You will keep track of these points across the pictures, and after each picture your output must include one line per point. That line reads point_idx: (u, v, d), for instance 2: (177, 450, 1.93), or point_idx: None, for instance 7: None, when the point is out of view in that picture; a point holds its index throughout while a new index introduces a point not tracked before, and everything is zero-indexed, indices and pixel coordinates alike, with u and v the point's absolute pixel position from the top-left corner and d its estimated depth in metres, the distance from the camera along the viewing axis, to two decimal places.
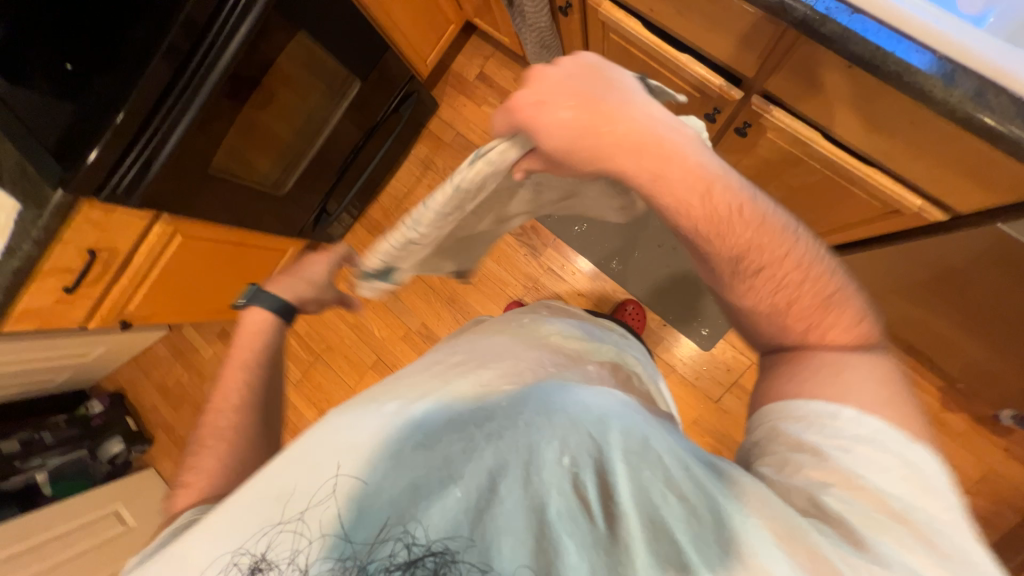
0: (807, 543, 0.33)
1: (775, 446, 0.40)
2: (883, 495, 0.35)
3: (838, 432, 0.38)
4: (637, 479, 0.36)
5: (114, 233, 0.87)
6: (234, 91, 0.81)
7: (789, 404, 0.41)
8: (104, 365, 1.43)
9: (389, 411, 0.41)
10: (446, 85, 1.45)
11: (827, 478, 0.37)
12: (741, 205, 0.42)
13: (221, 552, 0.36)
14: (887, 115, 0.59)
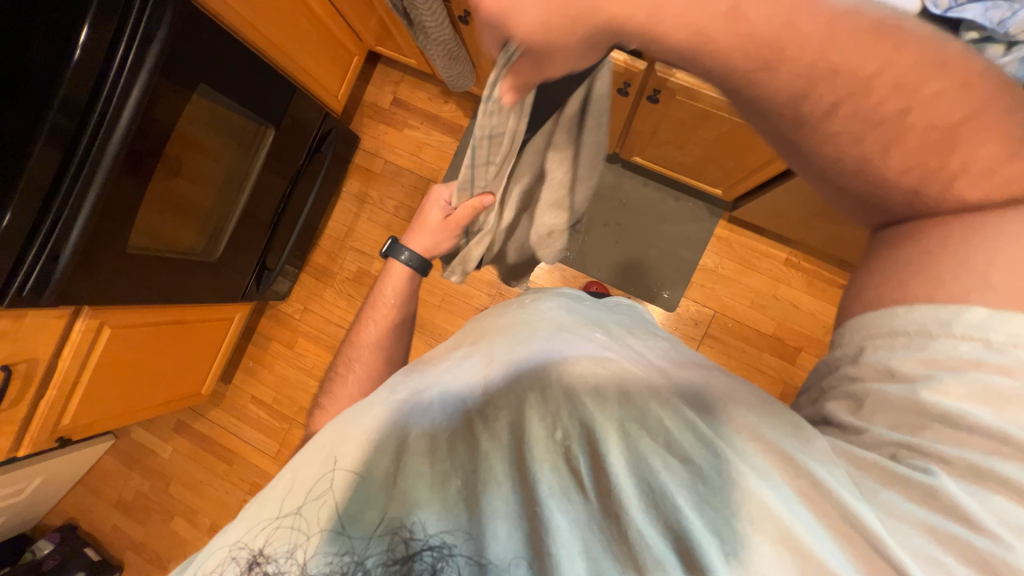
0: (816, 488, 0.32)
1: (861, 380, 0.37)
2: (1005, 437, 0.30)
3: (949, 350, 0.33)
4: (633, 446, 0.34)
5: (29, 341, 0.78)
6: (135, 167, 0.74)
7: (886, 317, 0.37)
8: (47, 497, 1.26)
9: (396, 403, 0.38)
10: (363, 117, 1.44)
11: (916, 419, 0.33)
12: (791, 20, 0.35)
13: (221, 544, 0.34)
14: None
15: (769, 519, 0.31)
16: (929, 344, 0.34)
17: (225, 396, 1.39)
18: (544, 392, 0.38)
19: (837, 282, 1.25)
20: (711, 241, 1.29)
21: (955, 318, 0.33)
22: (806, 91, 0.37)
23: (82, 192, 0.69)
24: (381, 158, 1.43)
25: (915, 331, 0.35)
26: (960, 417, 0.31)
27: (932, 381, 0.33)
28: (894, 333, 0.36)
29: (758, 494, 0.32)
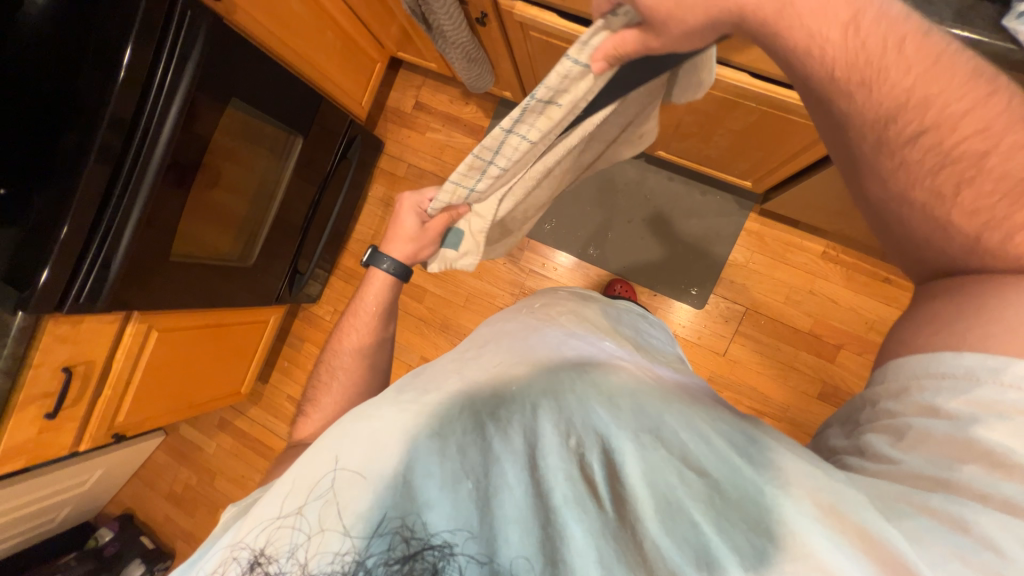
0: (857, 524, 0.30)
1: (902, 414, 0.38)
2: None
3: (993, 397, 0.34)
4: (649, 456, 0.34)
5: (86, 344, 0.84)
6: (180, 178, 0.80)
7: (932, 356, 0.39)
8: (106, 488, 1.36)
9: (406, 403, 0.37)
10: (387, 123, 1.47)
11: (960, 453, 0.33)
12: (904, 40, 0.37)
13: (226, 542, 0.36)
14: None
15: (788, 533, 0.31)
16: (975, 387, 0.35)
17: (263, 395, 1.46)
18: (559, 398, 0.37)
19: (880, 275, 1.18)
20: (741, 235, 1.25)
21: (1005, 368, 0.34)
22: (895, 111, 0.39)
23: (130, 202, 0.74)
24: (405, 162, 1.46)
25: (961, 374, 0.36)
26: (1006, 456, 0.32)
27: (980, 421, 0.33)
28: (936, 375, 0.37)
29: (779, 511, 0.31)
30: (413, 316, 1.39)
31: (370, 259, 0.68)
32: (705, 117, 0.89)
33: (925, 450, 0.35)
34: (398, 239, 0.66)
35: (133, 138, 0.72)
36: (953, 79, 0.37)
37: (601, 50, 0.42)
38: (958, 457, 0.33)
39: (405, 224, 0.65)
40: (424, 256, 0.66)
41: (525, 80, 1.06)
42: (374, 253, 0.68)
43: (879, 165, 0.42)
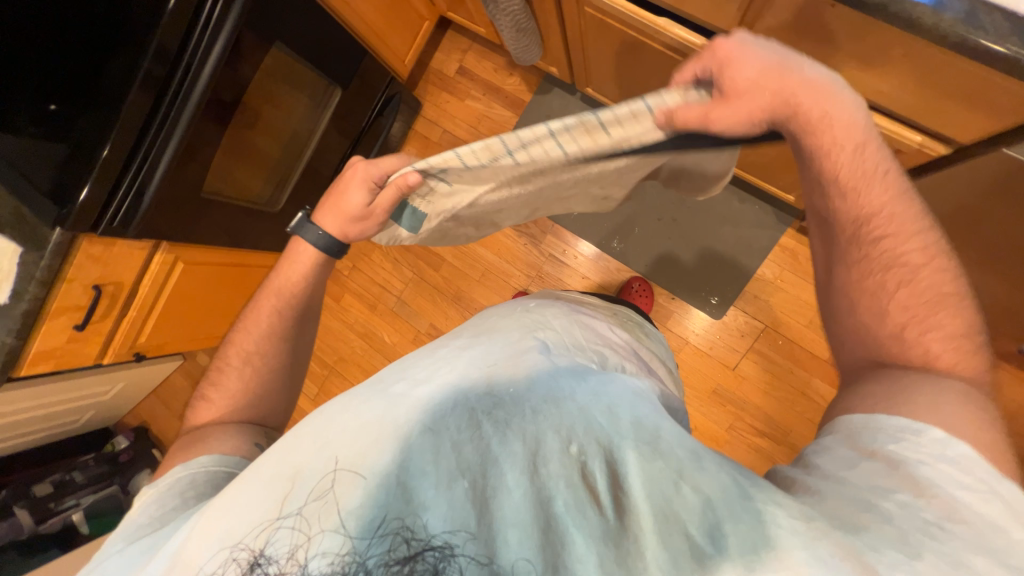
0: (862, 558, 0.30)
1: (844, 448, 0.40)
2: (956, 506, 0.34)
3: (919, 449, 0.38)
4: (648, 469, 0.35)
5: (116, 266, 0.87)
6: (219, 116, 0.80)
7: (875, 417, 0.41)
8: (124, 401, 1.44)
9: (395, 393, 0.38)
10: (427, 84, 1.43)
11: (894, 481, 0.36)
12: (885, 172, 0.47)
13: (220, 546, 0.34)
14: (877, 49, 0.55)
15: (772, 549, 0.31)
16: (907, 438, 0.39)
17: None
18: (557, 403, 0.38)
19: None
20: (774, 250, 1.20)
21: (926, 430, 0.39)
22: (871, 216, 0.48)
23: (168, 134, 0.75)
24: (440, 127, 1.43)
25: (895, 429, 0.40)
26: (927, 485, 0.35)
27: (908, 461, 0.37)
28: (874, 427, 0.41)
29: (768, 530, 0.32)
30: (428, 283, 1.41)
31: (298, 224, 0.62)
32: None
33: (864, 475, 0.37)
34: (336, 210, 0.59)
35: (177, 70, 0.73)
36: (903, 216, 0.48)
37: (671, 107, 0.43)
38: (897, 484, 0.36)
39: (348, 197, 0.57)
40: (360, 238, 0.61)
41: (574, 58, 1.02)
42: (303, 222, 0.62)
43: (849, 253, 0.49)
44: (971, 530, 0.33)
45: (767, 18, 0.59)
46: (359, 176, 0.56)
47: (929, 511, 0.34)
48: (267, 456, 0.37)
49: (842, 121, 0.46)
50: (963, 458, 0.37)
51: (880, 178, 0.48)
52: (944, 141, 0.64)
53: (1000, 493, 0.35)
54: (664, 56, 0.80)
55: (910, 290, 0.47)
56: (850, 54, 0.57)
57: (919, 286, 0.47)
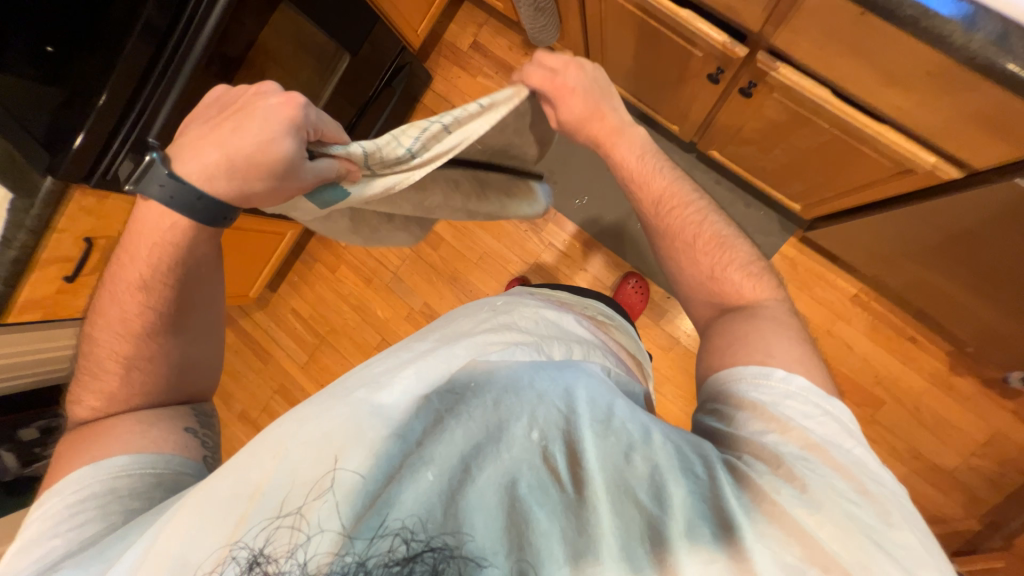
0: (798, 526, 0.34)
1: (749, 405, 0.41)
2: (847, 467, 0.37)
3: (811, 409, 0.40)
4: (603, 446, 0.36)
5: (110, 220, 0.85)
6: (223, 73, 0.78)
7: (769, 370, 0.43)
8: None
9: (357, 399, 0.37)
10: (439, 57, 1.39)
11: (796, 445, 0.38)
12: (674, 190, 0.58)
13: (217, 545, 0.32)
14: (900, 65, 0.53)
15: (736, 529, 0.34)
16: (761, 383, 0.42)
17: (269, 303, 1.50)
18: (517, 391, 0.38)
19: (907, 333, 1.14)
20: (774, 257, 1.19)
21: (771, 371, 0.43)
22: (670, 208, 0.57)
23: (165, 92, 0.72)
24: (449, 103, 1.38)
25: (797, 388, 0.41)
26: (825, 447, 0.38)
27: (805, 422, 0.39)
28: (775, 381, 0.42)
29: (727, 506, 0.34)
30: (425, 262, 1.40)
31: (140, 178, 0.45)
32: (769, 128, 0.81)
33: (766, 443, 0.38)
34: (227, 161, 0.43)
35: (180, 20, 0.70)
36: (678, 190, 0.58)
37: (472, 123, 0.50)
38: (765, 427, 0.39)
39: (255, 145, 0.42)
40: (257, 201, 0.46)
41: (591, 44, 0.98)
42: (148, 170, 0.44)
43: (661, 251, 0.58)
44: (823, 454, 0.37)
45: (794, 21, 0.57)
46: (277, 118, 0.43)
47: (786, 445, 0.38)
48: (225, 475, 0.35)
49: (627, 146, 0.58)
50: (804, 390, 0.41)
51: (645, 164, 0.58)
52: (957, 164, 0.63)
53: (833, 413, 0.40)
54: (684, 50, 0.77)
55: (704, 240, 0.55)
56: (873, 66, 0.56)
57: (704, 237, 0.55)
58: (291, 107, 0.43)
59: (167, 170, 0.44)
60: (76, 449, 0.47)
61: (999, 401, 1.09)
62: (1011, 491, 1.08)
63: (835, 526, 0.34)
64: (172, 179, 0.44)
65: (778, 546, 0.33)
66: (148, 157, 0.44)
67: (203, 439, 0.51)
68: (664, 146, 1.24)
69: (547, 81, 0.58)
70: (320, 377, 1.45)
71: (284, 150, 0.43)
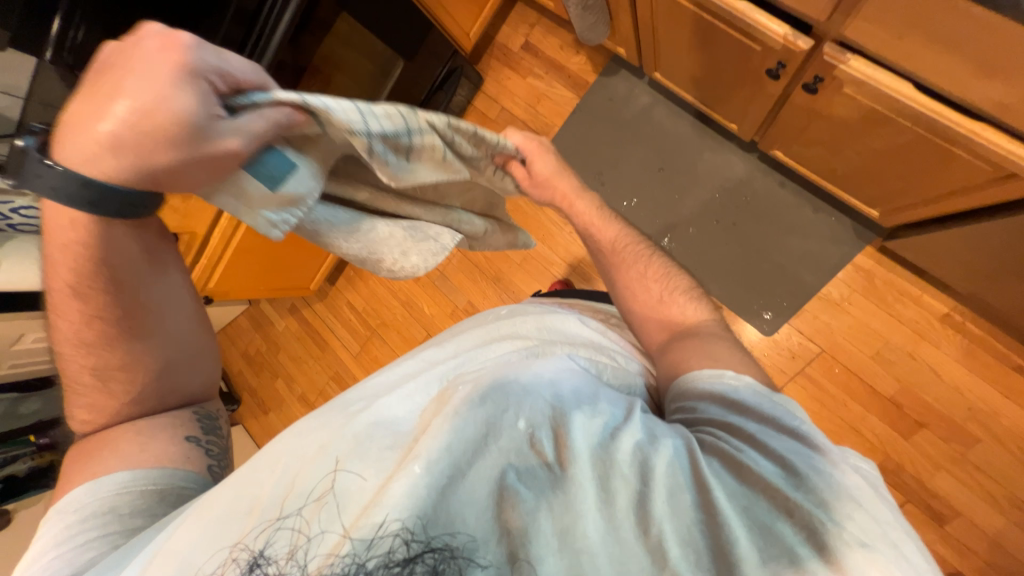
0: (762, 480, 0.35)
1: (695, 396, 0.43)
2: (803, 431, 0.38)
3: (756, 393, 0.41)
4: (588, 430, 0.37)
5: (192, 219, 0.98)
6: (293, 80, 0.84)
7: (699, 368, 0.45)
8: None
9: (354, 409, 0.40)
10: (491, 59, 1.40)
11: (748, 419, 0.39)
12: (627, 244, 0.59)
13: (221, 547, 0.35)
14: (999, 55, 0.45)
15: (722, 517, 0.33)
16: (714, 380, 0.43)
17: (327, 295, 1.61)
18: (504, 386, 0.38)
19: (1011, 361, 0.98)
20: (846, 268, 1.07)
21: (722, 371, 0.43)
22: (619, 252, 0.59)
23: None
24: (499, 105, 1.39)
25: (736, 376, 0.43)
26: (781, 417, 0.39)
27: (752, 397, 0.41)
28: (716, 372, 0.43)
29: (714, 494, 0.34)
30: (470, 261, 1.43)
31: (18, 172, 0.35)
32: (840, 127, 0.73)
33: (719, 420, 0.40)
34: (116, 133, 0.33)
35: (251, 35, 0.76)
36: (630, 237, 0.61)
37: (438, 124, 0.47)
38: (725, 412, 0.41)
39: (139, 106, 0.33)
40: (171, 181, 0.36)
41: (644, 41, 0.94)
42: (25, 156, 0.35)
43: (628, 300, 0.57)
44: (783, 426, 0.38)
45: (867, 8, 0.51)
46: (162, 68, 0.33)
47: (749, 424, 0.39)
48: (222, 490, 0.38)
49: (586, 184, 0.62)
50: (750, 382, 0.42)
51: (599, 212, 0.61)
52: None
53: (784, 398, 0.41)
54: (741, 45, 0.72)
55: (654, 271, 0.57)
56: (966, 56, 0.48)
57: (653, 269, 0.57)
58: (175, 49, 0.33)
59: (42, 157, 0.34)
60: (76, 465, 0.48)
61: None
62: None
63: (792, 477, 0.35)
64: (49, 167, 0.34)
65: (745, 499, 0.35)
66: (17, 144, 0.34)
67: (206, 449, 0.52)
68: (720, 145, 1.16)
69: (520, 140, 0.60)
70: (369, 367, 1.54)
71: (178, 109, 0.33)
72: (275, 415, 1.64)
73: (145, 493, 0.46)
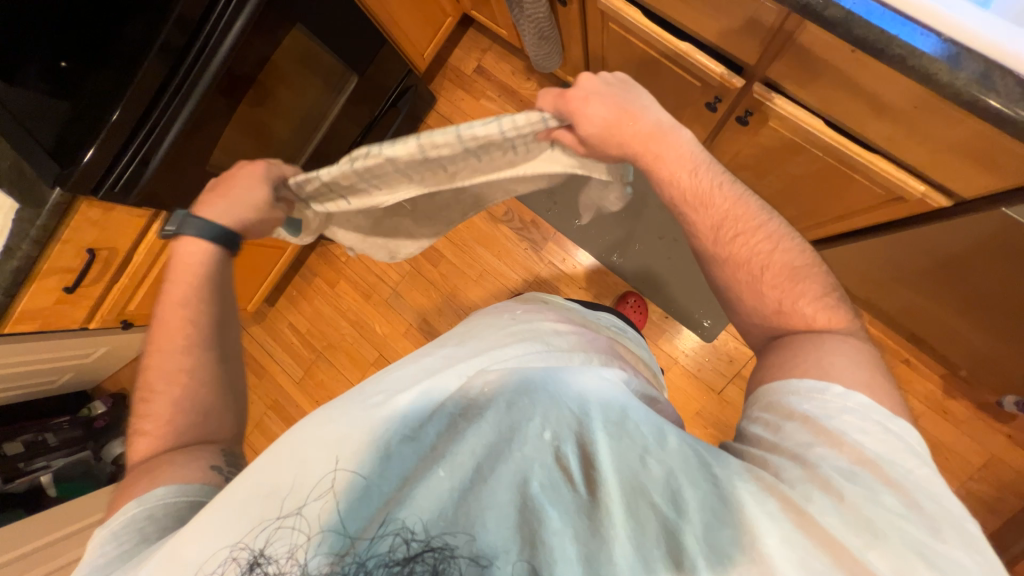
0: (817, 526, 0.33)
1: (771, 414, 0.43)
2: (901, 482, 0.36)
3: (857, 424, 0.39)
4: (618, 450, 0.37)
5: (114, 233, 0.85)
6: (231, 89, 0.79)
7: (790, 381, 0.43)
8: (105, 366, 1.42)
9: (375, 404, 0.39)
10: (444, 80, 1.43)
11: (839, 452, 0.37)
12: (730, 216, 0.50)
13: (217, 548, 0.34)
14: (887, 99, 0.56)
15: (765, 560, 0.32)
16: (815, 397, 0.41)
17: (266, 317, 1.49)
18: (530, 393, 0.38)
19: (900, 355, 1.16)
20: None
21: (828, 388, 0.41)
22: (715, 228, 0.51)
23: (165, 129, 0.75)
24: (453, 124, 1.42)
25: (855, 404, 0.40)
26: (878, 460, 0.37)
27: (844, 431, 0.38)
28: (821, 391, 0.41)
29: (762, 538, 0.33)
30: (424, 278, 1.41)
31: (173, 227, 0.55)
32: (765, 154, 0.84)
33: (794, 450, 0.39)
34: (226, 209, 0.56)
35: (195, 42, 0.72)
36: (741, 211, 0.51)
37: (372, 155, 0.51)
38: (813, 440, 0.39)
39: (241, 196, 0.56)
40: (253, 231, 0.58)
41: (592, 72, 1.01)
42: (182, 220, 0.55)
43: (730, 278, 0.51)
44: (878, 471, 0.36)
45: (788, 55, 0.60)
46: (252, 175, 0.57)
47: (837, 461, 0.37)
48: (244, 476, 0.36)
49: (674, 145, 0.51)
50: (865, 405, 0.40)
51: (703, 180, 0.51)
52: (947, 193, 0.65)
53: (902, 428, 0.39)
54: (683, 80, 0.80)
55: (774, 271, 0.49)
56: (863, 98, 0.58)
57: (773, 269, 0.49)
58: (256, 167, 0.58)
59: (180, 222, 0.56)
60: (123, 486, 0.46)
61: (994, 425, 1.10)
62: (1007, 516, 1.08)
63: (865, 532, 0.33)
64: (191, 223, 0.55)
65: (805, 553, 0.32)
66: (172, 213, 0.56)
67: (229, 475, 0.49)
68: None
69: (558, 99, 0.52)
70: (314, 393, 1.44)
71: (257, 195, 0.56)
72: None
73: (178, 509, 0.44)
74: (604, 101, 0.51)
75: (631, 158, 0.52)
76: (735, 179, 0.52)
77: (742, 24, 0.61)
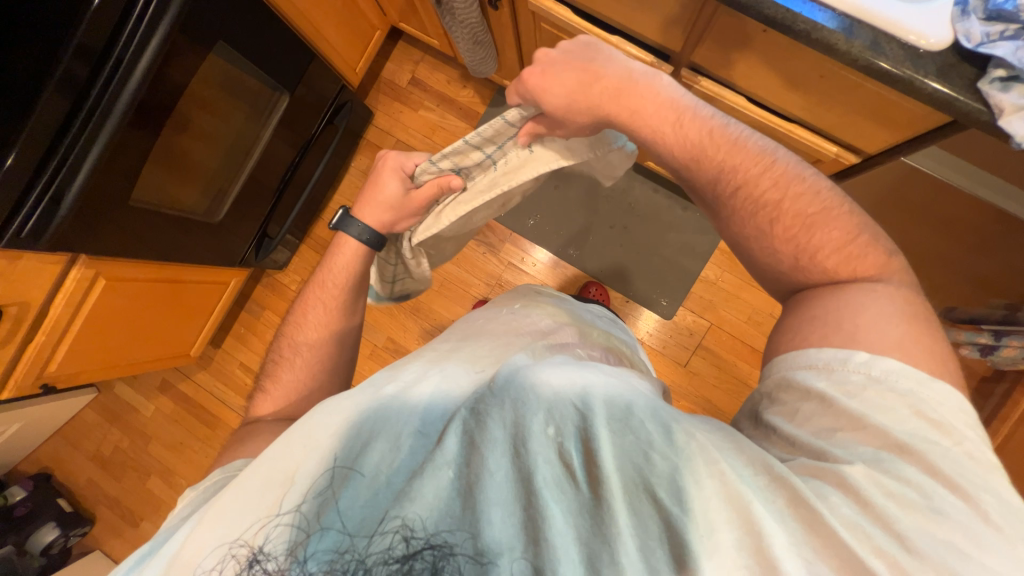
0: (826, 528, 0.32)
1: (786, 397, 0.43)
2: (935, 465, 0.35)
3: (878, 400, 0.39)
4: (621, 445, 0.35)
5: (24, 285, 0.75)
6: (143, 121, 0.71)
7: (808, 352, 0.44)
8: (23, 444, 1.24)
9: (388, 394, 0.39)
10: (379, 94, 1.42)
11: (861, 440, 0.38)
12: (734, 163, 0.51)
13: (218, 544, 0.34)
14: (799, 72, 0.63)
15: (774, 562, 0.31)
16: (835, 369, 0.41)
17: (212, 360, 1.38)
18: (533, 386, 0.37)
19: None
20: (715, 253, 1.30)
21: (849, 355, 0.42)
22: (717, 177, 0.52)
23: (77, 162, 0.67)
24: (393, 137, 1.41)
25: (877, 373, 0.40)
26: (903, 442, 0.36)
27: (863, 413, 0.38)
28: (842, 366, 0.41)
29: (770, 538, 0.32)
30: None
31: (338, 222, 0.67)
32: None
33: (812, 448, 0.39)
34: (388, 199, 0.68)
35: (102, 69, 0.65)
36: (749, 153, 0.52)
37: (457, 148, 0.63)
38: (835, 425, 0.39)
39: (389, 191, 0.68)
40: (391, 224, 0.69)
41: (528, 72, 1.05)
42: (344, 217, 0.67)
43: (736, 225, 0.53)
44: (908, 456, 0.36)
45: (710, 40, 0.66)
46: (388, 167, 0.68)
47: (863, 451, 0.37)
48: (257, 464, 0.37)
49: (648, 92, 0.54)
50: (893, 369, 0.40)
51: (701, 127, 0.53)
52: (854, 151, 0.74)
53: (941, 391, 0.38)
54: None
55: (785, 223, 0.50)
56: (779, 73, 0.65)
57: (786, 219, 0.50)
58: (390, 158, 0.68)
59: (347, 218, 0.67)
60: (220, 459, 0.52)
61: None
62: None
63: (887, 530, 0.33)
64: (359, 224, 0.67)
65: (812, 556, 0.31)
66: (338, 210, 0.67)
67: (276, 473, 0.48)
68: None
69: (519, 85, 0.59)
70: None
71: (394, 188, 0.67)
72: (151, 523, 1.32)
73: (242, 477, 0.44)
74: (560, 73, 0.57)
75: (610, 120, 0.56)
76: (731, 120, 0.54)
77: (665, 15, 0.67)
